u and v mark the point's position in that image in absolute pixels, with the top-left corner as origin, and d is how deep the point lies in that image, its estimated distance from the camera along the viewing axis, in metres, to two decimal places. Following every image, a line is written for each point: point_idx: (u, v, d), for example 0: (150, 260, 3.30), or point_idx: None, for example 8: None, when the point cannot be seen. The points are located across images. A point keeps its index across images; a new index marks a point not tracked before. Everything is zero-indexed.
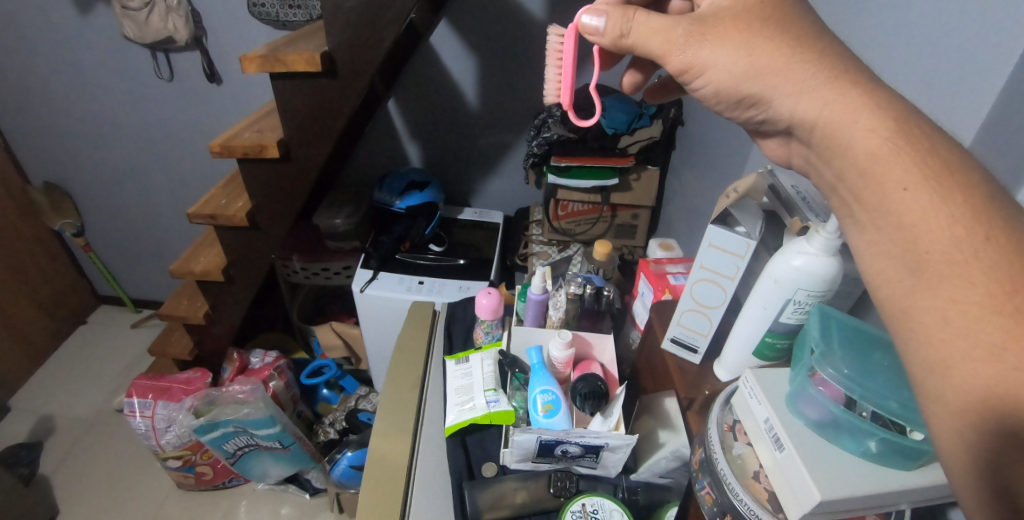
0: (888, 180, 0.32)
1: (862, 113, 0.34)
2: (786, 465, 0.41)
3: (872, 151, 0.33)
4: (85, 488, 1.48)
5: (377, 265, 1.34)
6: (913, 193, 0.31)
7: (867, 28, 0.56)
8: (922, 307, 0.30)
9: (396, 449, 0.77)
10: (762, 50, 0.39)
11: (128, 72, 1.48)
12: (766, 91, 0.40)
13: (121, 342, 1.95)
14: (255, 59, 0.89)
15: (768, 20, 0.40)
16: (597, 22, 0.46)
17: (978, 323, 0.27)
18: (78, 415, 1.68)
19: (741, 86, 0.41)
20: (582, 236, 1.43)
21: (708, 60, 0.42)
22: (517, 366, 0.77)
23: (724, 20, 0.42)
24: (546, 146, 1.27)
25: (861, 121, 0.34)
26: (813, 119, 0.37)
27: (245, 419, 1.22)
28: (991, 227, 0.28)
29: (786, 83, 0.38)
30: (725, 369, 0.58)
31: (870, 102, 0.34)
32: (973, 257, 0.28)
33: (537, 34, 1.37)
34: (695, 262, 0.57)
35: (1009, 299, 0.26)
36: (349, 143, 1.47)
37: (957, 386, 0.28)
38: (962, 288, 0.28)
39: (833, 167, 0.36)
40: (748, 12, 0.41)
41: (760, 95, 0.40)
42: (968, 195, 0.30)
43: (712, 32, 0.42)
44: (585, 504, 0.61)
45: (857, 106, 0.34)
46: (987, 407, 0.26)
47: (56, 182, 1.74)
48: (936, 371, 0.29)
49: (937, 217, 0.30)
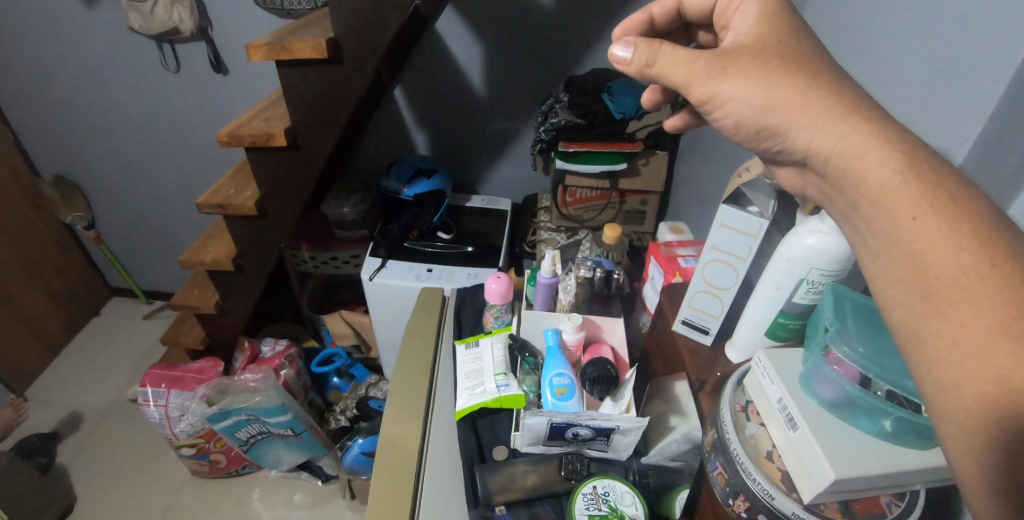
0: (898, 211, 0.31)
1: (875, 145, 0.33)
2: (800, 444, 0.41)
3: (883, 183, 0.32)
4: (104, 476, 1.52)
5: (385, 253, 1.33)
6: (922, 221, 0.30)
7: (867, 56, 0.56)
8: (932, 330, 0.29)
9: (407, 434, 0.77)
10: (779, 84, 0.38)
11: (135, 63, 1.48)
12: (783, 123, 0.38)
13: (136, 332, 1.99)
14: (260, 47, 0.88)
15: (781, 56, 0.39)
16: (626, 52, 0.47)
17: (988, 345, 0.26)
18: (96, 404, 1.72)
19: (759, 119, 0.40)
20: (591, 223, 1.42)
21: (729, 93, 0.41)
22: (527, 351, 0.78)
23: (745, 55, 0.41)
24: (554, 132, 1.30)
25: (871, 152, 0.33)
26: (827, 152, 0.35)
27: (257, 407, 1.23)
28: (998, 252, 0.27)
29: (802, 117, 0.37)
30: (737, 351, 0.58)
31: (882, 136, 0.33)
32: (981, 282, 0.27)
33: (543, 19, 1.36)
34: (707, 243, 0.57)
35: (1016, 322, 0.25)
36: (355, 131, 1.46)
37: (966, 406, 0.27)
38: (970, 313, 0.27)
39: (847, 198, 0.35)
40: (768, 51, 0.41)
41: (776, 127, 0.39)
42: (976, 224, 0.28)
43: (733, 65, 0.41)
44: (596, 486, 0.60)
45: (870, 139, 0.33)
46: (983, 412, 0.26)
47: (67, 176, 1.76)
48: (946, 390, 0.28)
49: (945, 244, 0.29)
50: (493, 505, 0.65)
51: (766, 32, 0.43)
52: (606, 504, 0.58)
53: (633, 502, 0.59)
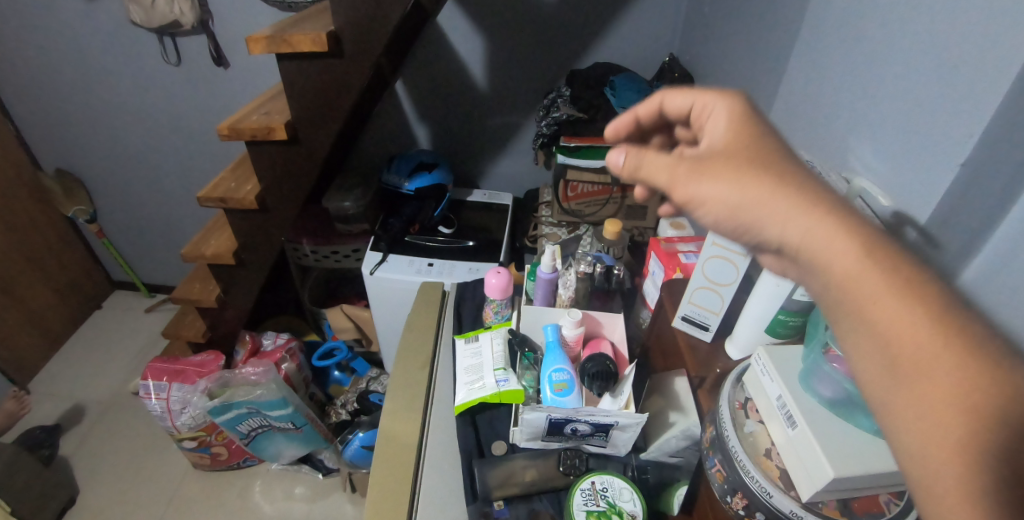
0: (857, 293, 0.27)
1: (824, 224, 0.29)
2: (799, 441, 0.41)
3: (840, 265, 0.28)
4: (106, 469, 1.53)
5: (386, 247, 1.33)
6: (883, 302, 0.26)
7: (852, 79, 0.59)
8: (905, 417, 0.25)
9: (406, 428, 0.77)
10: (748, 180, 0.33)
11: (136, 57, 1.48)
12: (754, 223, 0.33)
13: (138, 325, 1.99)
14: (261, 40, 0.87)
15: (745, 150, 0.36)
16: (617, 156, 0.44)
17: (951, 425, 0.23)
18: (98, 397, 1.73)
19: (733, 222, 0.34)
20: (592, 218, 1.40)
21: (706, 196, 0.36)
22: (527, 345, 0.77)
23: (719, 158, 0.37)
24: (556, 126, 1.29)
25: (822, 230, 0.29)
26: (791, 243, 0.31)
27: (258, 401, 1.23)
28: (949, 318, 0.24)
29: (771, 213, 0.31)
30: (737, 347, 0.58)
31: (832, 213, 0.29)
32: (940, 354, 0.24)
33: (545, 12, 1.35)
34: (708, 239, 0.57)
35: (977, 397, 0.23)
36: (356, 124, 1.46)
37: (942, 496, 0.23)
38: (934, 392, 0.24)
39: (814, 288, 0.30)
40: (740, 153, 0.36)
41: (747, 229, 0.33)
42: (930, 296, 0.25)
43: (710, 169, 0.36)
44: (595, 482, 0.60)
45: (822, 218, 0.29)
46: (965, 491, 0.22)
47: (69, 169, 1.76)
48: (921, 470, 0.24)
49: (899, 317, 0.25)
50: (491, 500, 0.64)
51: (737, 135, 0.38)
52: (604, 500, 0.58)
53: (631, 498, 0.59)
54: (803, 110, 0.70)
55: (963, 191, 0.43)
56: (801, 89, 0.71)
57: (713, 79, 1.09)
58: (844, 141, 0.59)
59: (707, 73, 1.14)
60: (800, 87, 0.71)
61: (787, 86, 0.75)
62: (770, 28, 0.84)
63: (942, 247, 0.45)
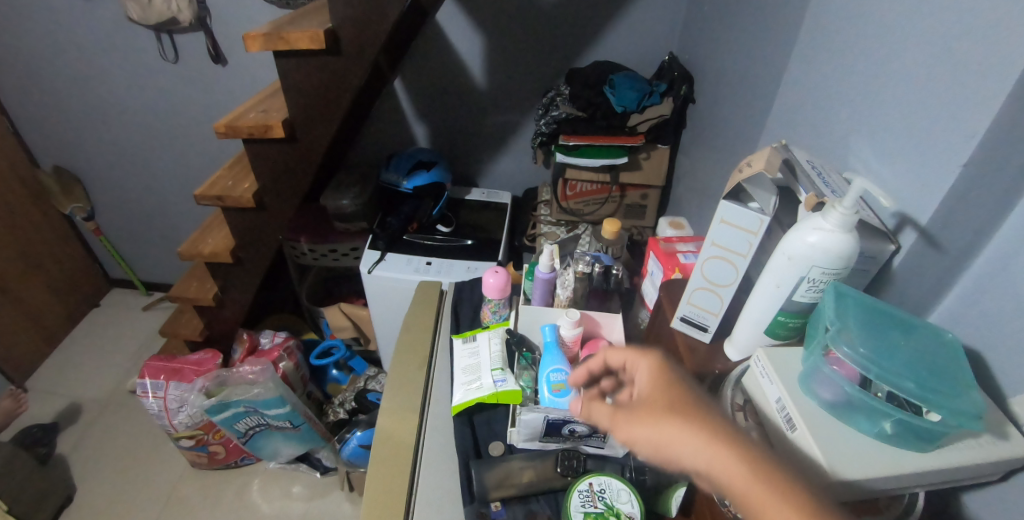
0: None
1: (733, 461, 0.35)
2: (798, 445, 0.40)
3: (754, 499, 0.34)
4: (103, 468, 1.52)
5: (384, 246, 1.32)
6: None
7: (852, 78, 0.58)
8: None
9: (404, 428, 0.77)
10: (670, 424, 0.39)
11: (134, 54, 1.47)
12: (681, 463, 0.38)
13: (135, 323, 1.99)
14: (258, 37, 0.87)
15: (672, 409, 0.40)
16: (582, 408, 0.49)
17: None
18: (95, 395, 1.72)
19: (664, 458, 0.39)
20: (591, 217, 1.41)
21: (642, 441, 0.40)
22: (525, 345, 0.78)
23: (644, 405, 0.42)
24: (555, 125, 1.28)
25: (732, 466, 0.35)
26: (709, 475, 0.36)
27: (256, 400, 1.23)
28: None
29: (690, 456, 0.37)
30: (736, 348, 0.57)
31: (738, 450, 0.35)
32: None
33: (544, 11, 1.34)
34: (707, 240, 0.56)
35: None
36: (354, 123, 1.45)
37: None
38: None
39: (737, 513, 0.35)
40: (661, 399, 0.42)
41: (674, 462, 0.38)
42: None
43: (638, 415, 0.41)
44: (593, 483, 0.60)
45: (730, 456, 0.35)
46: None
47: (66, 167, 1.75)
48: None
49: None
50: (488, 501, 0.64)
51: (659, 379, 0.44)
52: (602, 502, 0.58)
53: (629, 500, 0.58)
54: (804, 109, 0.69)
55: (964, 193, 0.43)
56: (801, 89, 0.70)
57: (713, 79, 1.09)
58: (844, 140, 0.58)
59: (706, 72, 1.13)
60: (799, 87, 0.71)
61: (787, 86, 0.75)
62: (770, 27, 0.83)
63: (944, 249, 0.45)
